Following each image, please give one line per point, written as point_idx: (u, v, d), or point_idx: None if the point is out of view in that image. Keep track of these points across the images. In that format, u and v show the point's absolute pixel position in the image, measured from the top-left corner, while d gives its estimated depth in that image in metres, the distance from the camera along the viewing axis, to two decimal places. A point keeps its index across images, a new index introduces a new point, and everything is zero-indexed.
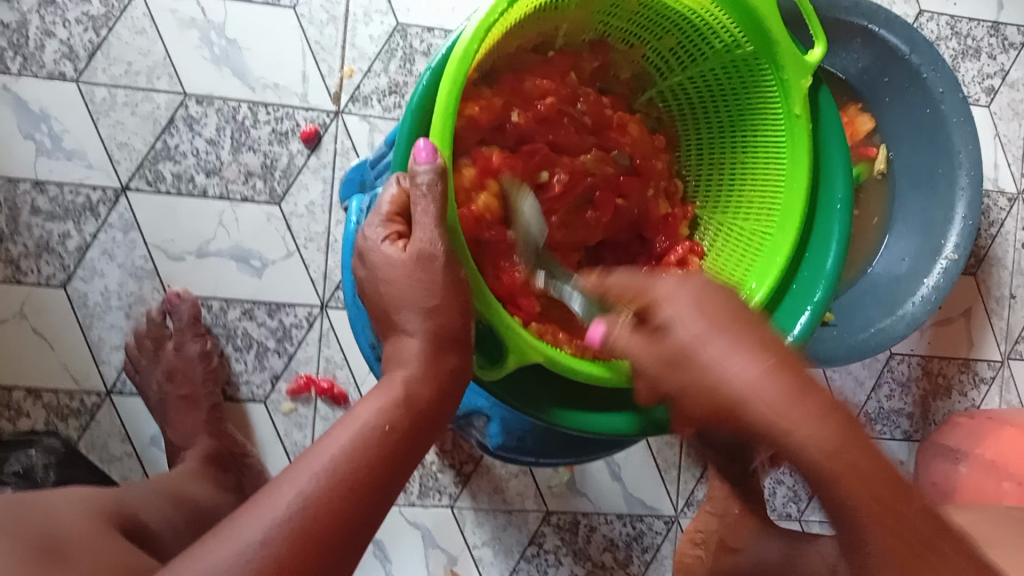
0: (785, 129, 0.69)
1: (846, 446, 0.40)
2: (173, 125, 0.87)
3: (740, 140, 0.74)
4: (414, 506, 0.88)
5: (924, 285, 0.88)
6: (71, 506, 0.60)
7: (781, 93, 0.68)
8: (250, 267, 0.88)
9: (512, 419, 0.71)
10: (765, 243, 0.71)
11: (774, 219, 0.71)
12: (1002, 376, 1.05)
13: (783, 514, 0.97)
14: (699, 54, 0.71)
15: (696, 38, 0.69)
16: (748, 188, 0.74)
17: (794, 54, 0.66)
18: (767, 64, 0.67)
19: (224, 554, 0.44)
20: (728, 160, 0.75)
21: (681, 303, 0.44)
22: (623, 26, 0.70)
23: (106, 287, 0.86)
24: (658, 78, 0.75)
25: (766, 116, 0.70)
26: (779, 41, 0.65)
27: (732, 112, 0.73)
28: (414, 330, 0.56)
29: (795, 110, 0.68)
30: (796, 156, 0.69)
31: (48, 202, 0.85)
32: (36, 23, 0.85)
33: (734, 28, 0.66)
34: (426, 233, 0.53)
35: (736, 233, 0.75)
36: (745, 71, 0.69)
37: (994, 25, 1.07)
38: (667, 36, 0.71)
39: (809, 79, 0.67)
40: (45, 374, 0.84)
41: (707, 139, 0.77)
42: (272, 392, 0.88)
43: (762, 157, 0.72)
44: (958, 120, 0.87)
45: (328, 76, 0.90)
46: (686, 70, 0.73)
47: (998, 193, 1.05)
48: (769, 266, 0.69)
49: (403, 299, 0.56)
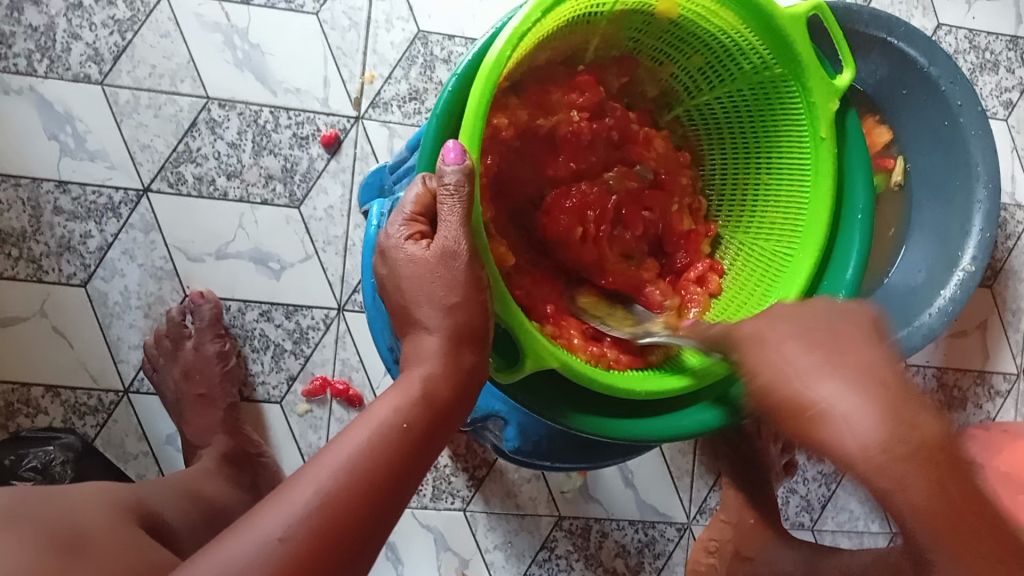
0: (810, 151, 0.69)
1: (913, 471, 0.37)
2: (195, 128, 0.88)
3: (765, 162, 0.74)
4: (426, 509, 0.88)
5: (941, 296, 0.88)
6: (89, 498, 0.61)
7: (807, 116, 0.68)
8: (269, 270, 0.89)
9: (529, 423, 0.71)
10: (787, 264, 0.71)
11: (798, 237, 0.71)
12: (1018, 389, 1.04)
13: (796, 523, 0.97)
14: (726, 75, 0.71)
15: (724, 58, 0.69)
16: (771, 206, 0.74)
17: (822, 78, 0.67)
18: (795, 86, 0.68)
19: (244, 549, 0.45)
20: (752, 179, 0.75)
21: (768, 335, 0.42)
22: (653, 43, 0.70)
23: (126, 286, 0.87)
24: (684, 96, 0.75)
25: (791, 136, 0.71)
26: (807, 63, 0.66)
27: (757, 133, 0.73)
28: (433, 327, 0.56)
29: (821, 133, 0.68)
30: (820, 179, 0.69)
31: (71, 202, 0.86)
32: (63, 26, 0.86)
33: (764, 50, 0.66)
34: (450, 231, 0.54)
35: (757, 252, 0.75)
36: (772, 93, 0.70)
37: (1013, 38, 1.07)
38: (695, 55, 0.70)
39: (836, 103, 0.68)
40: (64, 371, 0.85)
41: (731, 157, 0.77)
42: (288, 393, 0.89)
43: (786, 178, 0.72)
44: (976, 133, 0.87)
45: (349, 82, 0.91)
46: (712, 90, 0.73)
47: (1015, 206, 1.05)
48: (791, 286, 0.69)
49: (424, 296, 0.56)
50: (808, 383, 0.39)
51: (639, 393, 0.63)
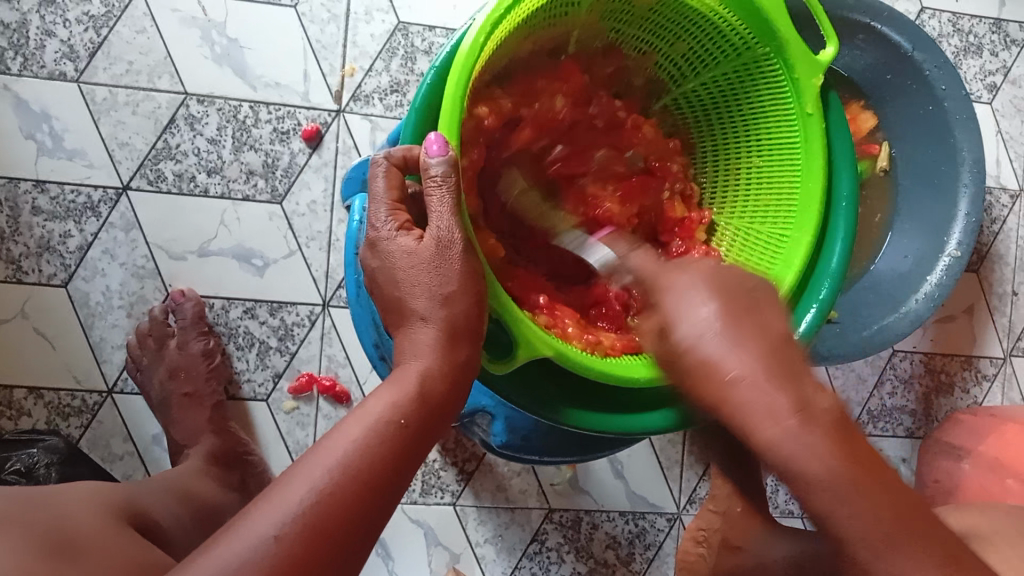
0: (799, 128, 0.69)
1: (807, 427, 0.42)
2: (174, 125, 0.87)
3: (754, 144, 0.73)
4: (416, 504, 0.88)
5: (926, 282, 0.88)
6: (80, 497, 0.61)
7: (792, 92, 0.68)
8: (252, 267, 0.88)
9: (516, 417, 0.71)
10: (782, 246, 0.70)
11: (792, 220, 0.70)
12: (1005, 373, 1.05)
13: (785, 511, 0.97)
14: (711, 58, 0.71)
15: (707, 41, 0.69)
16: (764, 191, 0.73)
17: (805, 53, 0.66)
18: (778, 64, 0.67)
19: (236, 549, 0.44)
20: (744, 165, 0.75)
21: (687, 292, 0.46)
22: (635, 33, 0.70)
23: (107, 286, 0.86)
24: (671, 84, 0.75)
25: (778, 117, 0.70)
26: (788, 40, 0.65)
27: (745, 115, 0.73)
28: (428, 315, 0.56)
29: (807, 107, 0.67)
30: (810, 155, 0.68)
31: (49, 202, 0.85)
32: (37, 22, 0.85)
33: (745, 30, 0.66)
34: (443, 223, 0.54)
35: (754, 235, 0.74)
36: (756, 75, 0.69)
37: (995, 21, 1.07)
38: (678, 42, 0.71)
39: (820, 78, 0.67)
40: (47, 373, 0.84)
41: (722, 143, 0.76)
42: (274, 391, 0.88)
43: (775, 157, 0.71)
44: (960, 117, 0.87)
45: (329, 75, 0.90)
46: (698, 76, 0.73)
47: (1000, 190, 1.05)
48: (789, 267, 0.68)
49: (415, 285, 0.56)
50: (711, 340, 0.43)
51: (639, 379, 0.63)
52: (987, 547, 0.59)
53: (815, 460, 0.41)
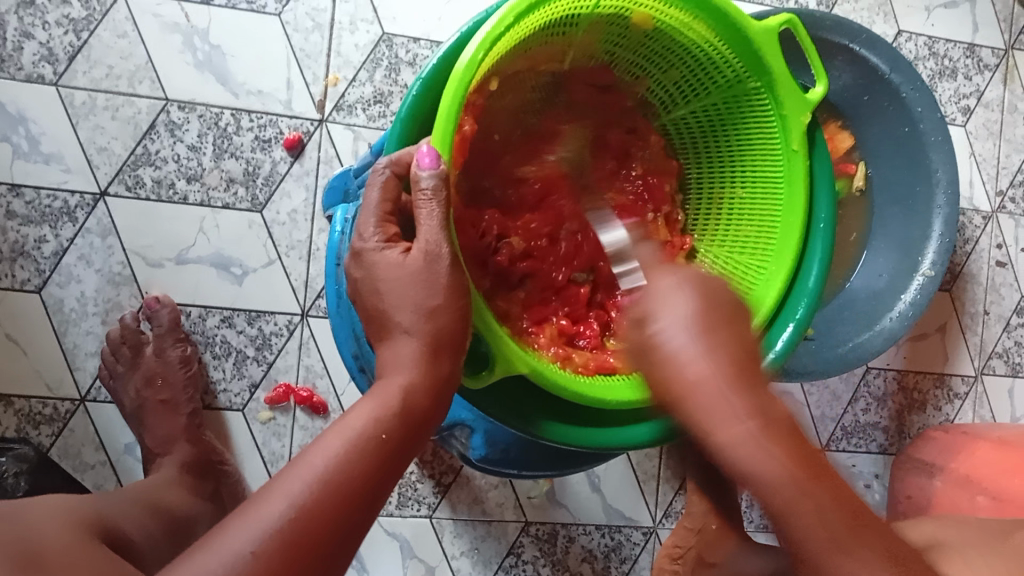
0: (783, 164, 0.70)
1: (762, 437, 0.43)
2: (154, 131, 0.86)
3: (739, 175, 0.75)
4: (392, 517, 0.87)
5: (901, 301, 0.90)
6: (44, 510, 0.60)
7: (780, 128, 0.69)
8: (230, 275, 0.87)
9: (496, 432, 0.71)
10: (761, 276, 0.71)
11: (771, 251, 0.71)
12: (976, 391, 1.06)
13: (761, 526, 0.98)
14: (702, 88, 0.72)
15: (698, 72, 0.71)
16: (745, 222, 0.74)
17: (794, 91, 0.68)
18: (768, 99, 0.69)
19: (212, 567, 0.44)
20: (727, 195, 0.76)
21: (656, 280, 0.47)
22: (629, 57, 0.71)
23: (82, 292, 0.85)
24: (662, 110, 0.76)
25: (765, 150, 0.72)
26: (779, 77, 0.67)
27: (731, 144, 0.74)
28: (411, 328, 0.55)
29: (794, 146, 0.69)
30: (793, 193, 0.70)
31: (24, 206, 0.84)
32: (15, 24, 0.84)
33: (734, 60, 0.68)
34: (431, 235, 0.54)
35: (732, 266, 0.75)
36: (744, 106, 0.71)
37: (970, 46, 1.09)
38: (671, 70, 0.72)
39: (808, 116, 0.69)
40: (18, 380, 0.83)
41: (707, 174, 0.77)
42: (250, 401, 0.87)
43: (759, 192, 0.73)
44: (936, 139, 0.88)
45: (312, 84, 0.90)
46: (688, 104, 0.74)
47: (973, 212, 1.07)
48: (762, 300, 0.70)
49: (401, 296, 0.55)
50: (684, 343, 0.44)
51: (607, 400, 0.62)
52: (946, 555, 0.61)
53: (778, 470, 0.43)
